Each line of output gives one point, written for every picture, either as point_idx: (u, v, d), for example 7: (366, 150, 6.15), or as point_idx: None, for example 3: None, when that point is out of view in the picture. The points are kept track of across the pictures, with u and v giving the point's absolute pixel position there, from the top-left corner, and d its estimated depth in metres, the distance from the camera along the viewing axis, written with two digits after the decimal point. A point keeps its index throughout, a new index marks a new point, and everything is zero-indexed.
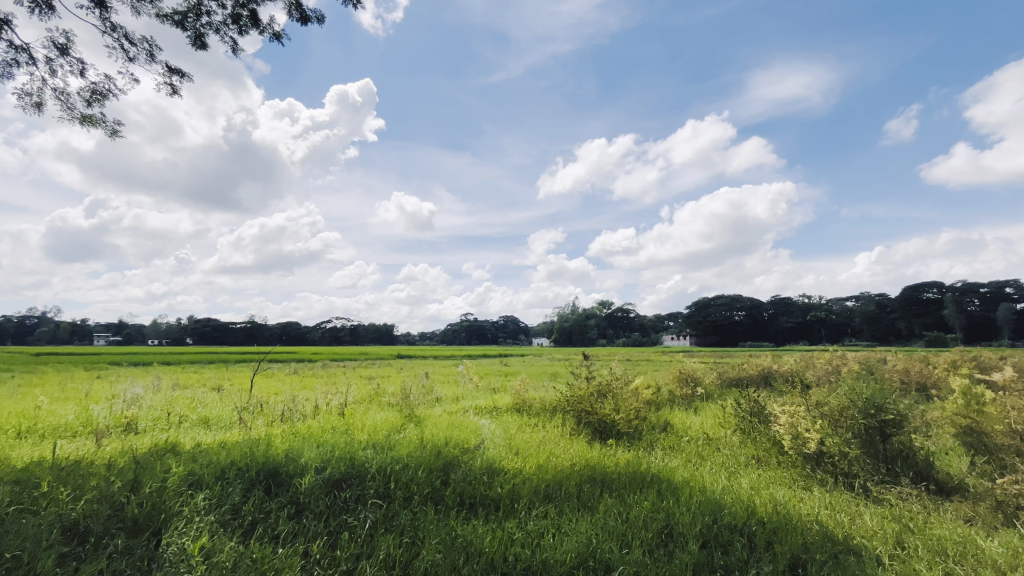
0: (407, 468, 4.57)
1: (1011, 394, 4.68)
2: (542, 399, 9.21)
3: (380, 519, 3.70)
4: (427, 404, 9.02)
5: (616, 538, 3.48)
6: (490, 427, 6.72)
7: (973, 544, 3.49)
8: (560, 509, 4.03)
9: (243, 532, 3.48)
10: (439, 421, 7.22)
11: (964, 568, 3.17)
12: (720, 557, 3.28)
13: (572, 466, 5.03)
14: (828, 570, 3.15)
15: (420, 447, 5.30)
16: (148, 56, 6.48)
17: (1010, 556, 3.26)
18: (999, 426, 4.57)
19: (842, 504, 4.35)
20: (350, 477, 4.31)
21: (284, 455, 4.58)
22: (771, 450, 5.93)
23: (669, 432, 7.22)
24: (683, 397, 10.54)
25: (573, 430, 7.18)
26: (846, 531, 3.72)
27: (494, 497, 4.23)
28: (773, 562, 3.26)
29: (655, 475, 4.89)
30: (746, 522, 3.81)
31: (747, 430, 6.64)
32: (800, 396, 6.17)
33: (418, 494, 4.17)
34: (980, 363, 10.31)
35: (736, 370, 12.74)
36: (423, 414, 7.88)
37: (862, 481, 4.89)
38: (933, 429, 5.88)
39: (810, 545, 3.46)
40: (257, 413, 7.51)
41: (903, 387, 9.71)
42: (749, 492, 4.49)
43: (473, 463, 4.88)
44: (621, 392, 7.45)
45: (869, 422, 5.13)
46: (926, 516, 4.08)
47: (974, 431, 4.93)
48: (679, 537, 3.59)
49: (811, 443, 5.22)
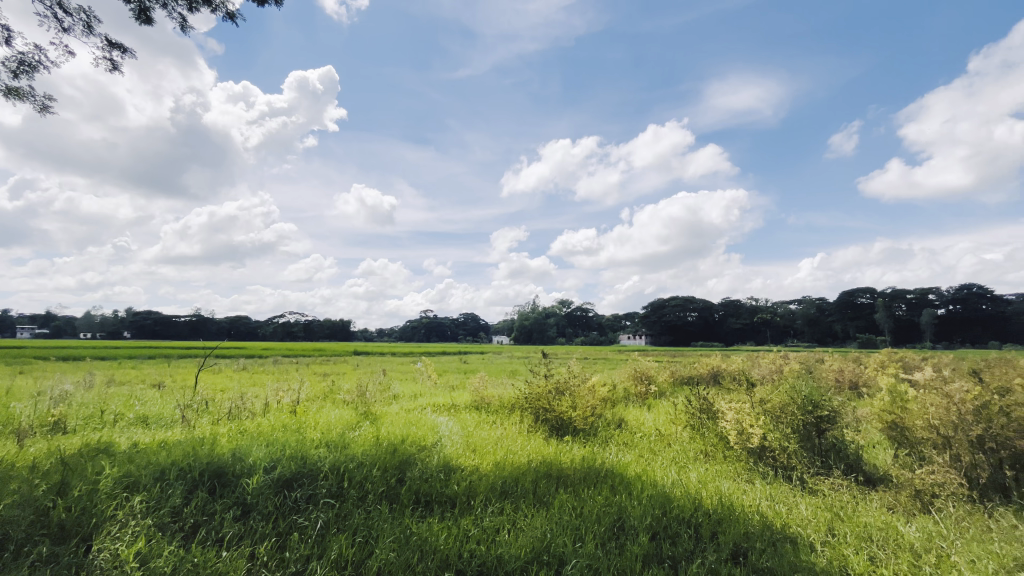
0: (362, 467, 4.48)
1: (929, 391, 5.12)
2: (501, 396, 9.25)
3: (332, 519, 3.62)
4: (384, 401, 8.88)
5: (569, 531, 3.54)
6: (447, 425, 6.68)
7: (893, 530, 3.78)
8: (515, 505, 4.06)
9: (184, 536, 3.31)
10: (396, 419, 7.10)
11: (885, 552, 3.42)
12: (668, 548, 3.41)
13: (529, 463, 5.09)
14: (767, 557, 3.32)
15: (377, 445, 5.21)
16: (86, 28, 6.05)
17: (926, 540, 3.55)
18: (920, 421, 4.99)
19: (781, 495, 4.61)
20: (301, 476, 4.18)
21: (230, 454, 4.39)
22: (718, 446, 6.18)
23: (624, 429, 7.41)
24: (637, 395, 10.88)
25: (531, 426, 7.26)
26: (783, 520, 3.95)
27: (450, 495, 4.21)
28: (717, 551, 3.41)
29: (609, 469, 5.03)
30: (693, 514, 3.97)
31: (696, 426, 6.90)
32: (746, 393, 6.46)
33: (373, 492, 4.09)
34: (905, 363, 11.18)
35: (687, 369, 13.21)
36: (379, 412, 7.72)
37: (799, 473, 5.18)
38: (862, 425, 6.31)
39: (750, 534, 3.64)
40: (202, 411, 7.16)
41: (839, 385, 10.37)
42: (697, 485, 4.69)
43: (430, 460, 4.85)
44: (578, 389, 7.60)
45: (807, 418, 5.49)
46: (854, 505, 4.38)
47: (898, 426, 5.36)
48: (630, 529, 3.69)
49: (754, 438, 5.50)
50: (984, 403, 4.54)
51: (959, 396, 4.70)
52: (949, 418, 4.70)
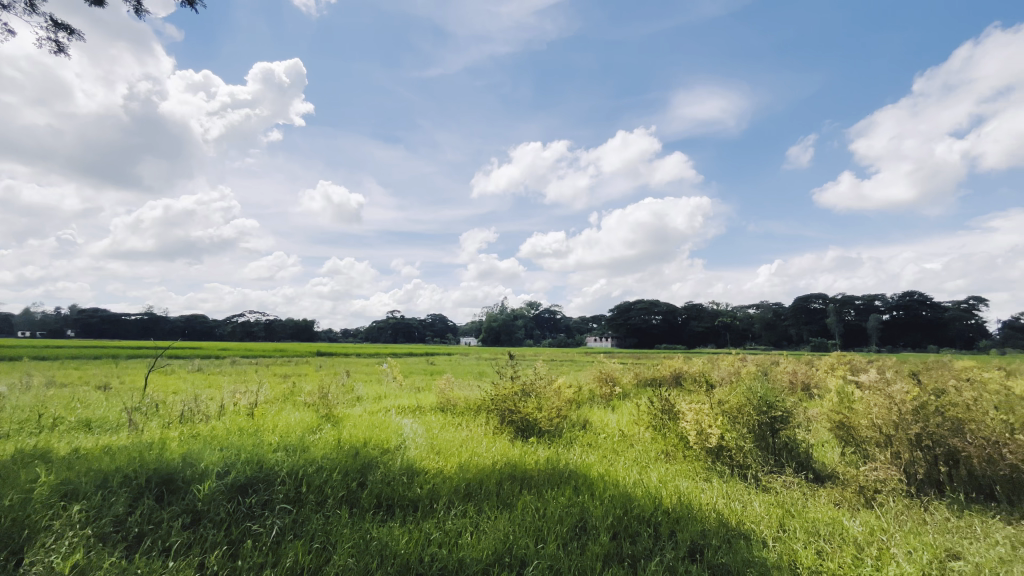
0: (321, 471, 4.37)
1: (872, 392, 5.42)
2: (467, 398, 9.21)
3: (288, 525, 3.50)
4: (347, 403, 8.67)
5: (531, 533, 3.55)
6: (412, 426, 6.59)
7: (839, 524, 3.96)
8: (479, 508, 4.05)
9: (128, 546, 3.14)
10: (359, 421, 6.95)
11: (830, 546, 3.59)
12: (628, 547, 3.47)
13: (494, 465, 5.08)
14: (722, 553, 3.43)
15: (338, 448, 5.08)
16: (28, 6, 5.68)
17: (868, 534, 3.74)
18: (865, 421, 5.28)
19: (737, 493, 4.76)
20: (256, 481, 4.03)
21: (181, 459, 4.20)
22: (678, 445, 6.34)
23: (588, 430, 7.50)
24: (602, 397, 11.05)
25: (496, 428, 7.26)
26: (739, 517, 4.08)
27: (413, 498, 4.16)
28: (675, 548, 3.50)
29: (572, 470, 5.08)
30: (653, 512, 4.06)
31: (658, 427, 7.05)
32: (706, 394, 6.67)
33: (333, 497, 3.99)
34: (852, 365, 11.81)
35: (651, 370, 13.51)
36: (341, 414, 7.56)
37: (754, 471, 5.37)
38: (812, 425, 6.61)
39: (707, 531, 3.75)
40: (151, 414, 6.80)
41: (792, 387, 10.84)
42: (657, 484, 4.80)
43: (393, 463, 4.77)
44: (544, 391, 7.65)
45: (762, 419, 5.72)
46: (804, 501, 4.57)
47: (844, 425, 5.65)
48: (591, 529, 3.73)
49: (713, 438, 5.67)
50: (922, 404, 4.84)
51: (899, 396, 4.99)
52: (891, 418, 4.98)
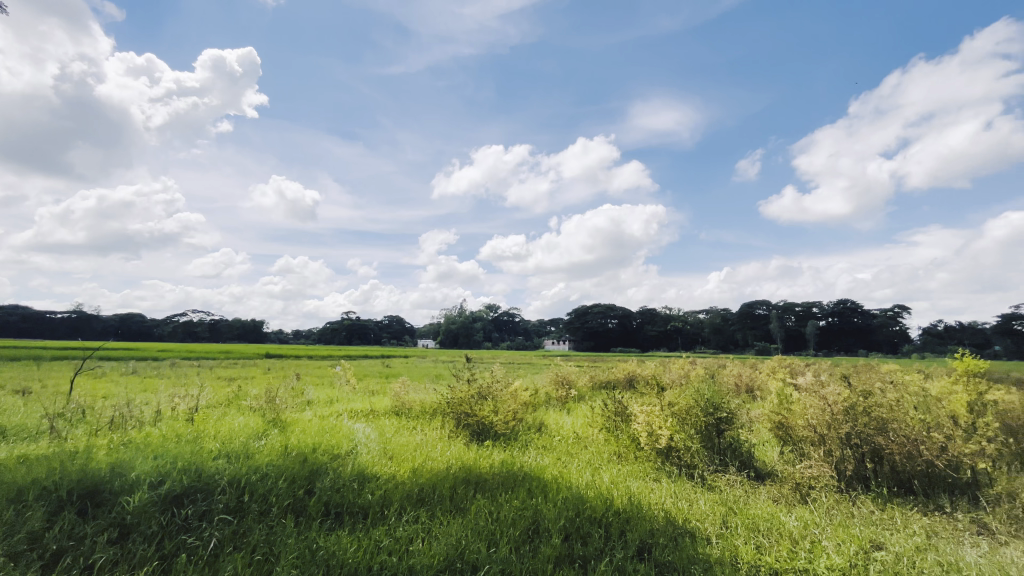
0: (266, 478, 4.19)
1: (808, 394, 5.77)
2: (422, 401, 9.07)
3: (228, 536, 3.34)
4: (297, 408, 8.34)
5: (483, 537, 3.54)
6: (364, 431, 6.43)
7: (776, 520, 4.18)
8: (431, 513, 3.99)
9: (43, 566, 2.89)
10: (309, 426, 6.70)
11: (768, 541, 3.78)
12: (579, 548, 3.51)
13: (449, 469, 5.03)
14: (668, 551, 3.54)
15: (285, 455, 4.88)
16: None
17: (802, 528, 3.96)
18: (801, 421, 5.60)
19: (684, 492, 4.93)
20: (194, 491, 3.82)
21: (109, 468, 3.92)
22: (630, 446, 6.49)
23: (543, 433, 7.56)
24: (558, 399, 11.20)
25: (451, 431, 7.19)
26: (685, 516, 4.22)
27: (364, 505, 4.05)
28: (624, 548, 3.58)
29: (527, 473, 5.11)
30: (604, 513, 4.14)
31: (611, 428, 7.20)
32: (657, 397, 6.88)
33: (278, 506, 3.83)
34: (791, 368, 12.53)
35: (606, 373, 13.79)
36: (290, 418, 7.26)
37: (701, 471, 5.58)
38: (754, 425, 6.94)
39: (655, 530, 3.86)
40: (76, 421, 6.29)
41: (738, 389, 11.35)
42: (609, 485, 4.89)
43: (343, 469, 4.63)
44: (500, 394, 7.66)
45: (708, 420, 5.97)
46: (745, 498, 4.79)
47: (783, 425, 5.98)
48: (544, 532, 3.76)
49: (662, 439, 5.85)
50: (852, 404, 5.19)
51: (831, 398, 5.33)
52: (825, 419, 5.31)
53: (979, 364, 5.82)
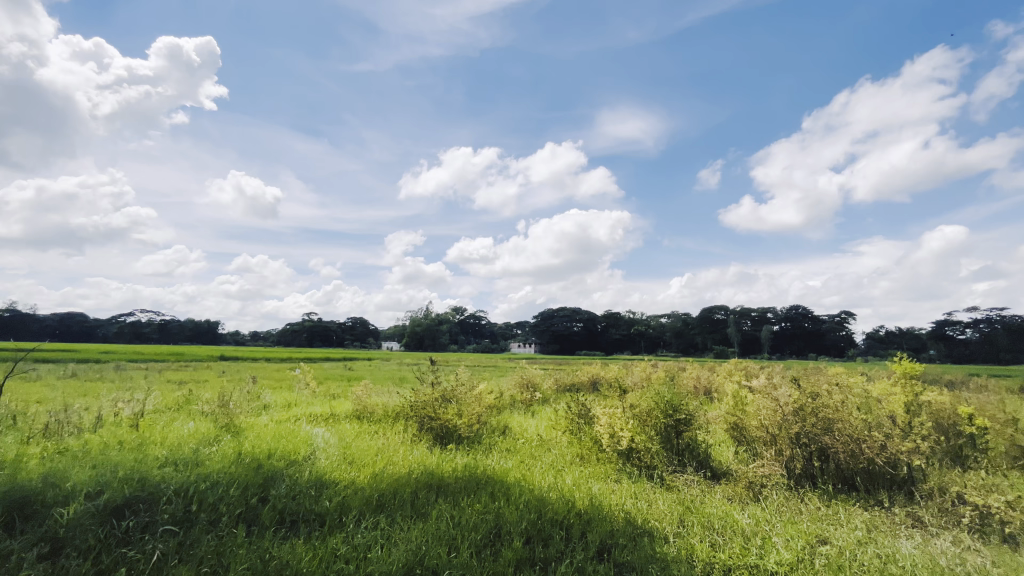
0: (217, 486, 4.01)
1: (762, 395, 6.01)
2: (385, 404, 8.90)
3: (173, 548, 3.17)
4: (252, 412, 8.02)
5: (444, 542, 3.50)
6: (324, 436, 6.25)
7: (730, 518, 4.32)
8: (391, 519, 3.92)
9: None
10: (264, 431, 6.45)
11: (721, 538, 3.90)
12: (540, 551, 3.52)
13: (410, 473, 4.95)
14: (628, 552, 3.60)
15: (238, 461, 4.69)
16: None
17: (754, 525, 4.11)
18: (755, 422, 5.83)
19: (644, 493, 5.03)
20: (137, 501, 3.62)
21: (41, 478, 3.66)
22: (592, 448, 6.57)
23: (507, 435, 7.57)
24: (523, 402, 11.23)
25: (414, 435, 7.09)
26: (644, 516, 4.31)
27: (321, 512, 3.93)
28: (585, 549, 3.62)
29: (490, 476, 5.09)
30: (566, 515, 4.17)
31: (574, 431, 7.27)
32: (619, 399, 7.00)
33: (228, 515, 3.67)
34: (746, 371, 13.03)
35: (571, 376, 13.93)
36: (244, 423, 6.97)
37: (660, 471, 5.72)
38: (711, 426, 7.15)
39: (615, 531, 3.92)
40: (5, 428, 5.83)
41: (697, 391, 11.68)
42: (571, 487, 4.94)
43: (300, 476, 4.48)
44: (465, 397, 7.61)
45: (668, 422, 6.13)
46: (702, 498, 4.93)
47: (738, 425, 6.20)
48: (505, 535, 3.76)
49: (624, 441, 5.96)
50: (802, 404, 5.45)
51: (783, 400, 5.57)
52: (777, 419, 5.55)
53: (915, 367, 6.22)
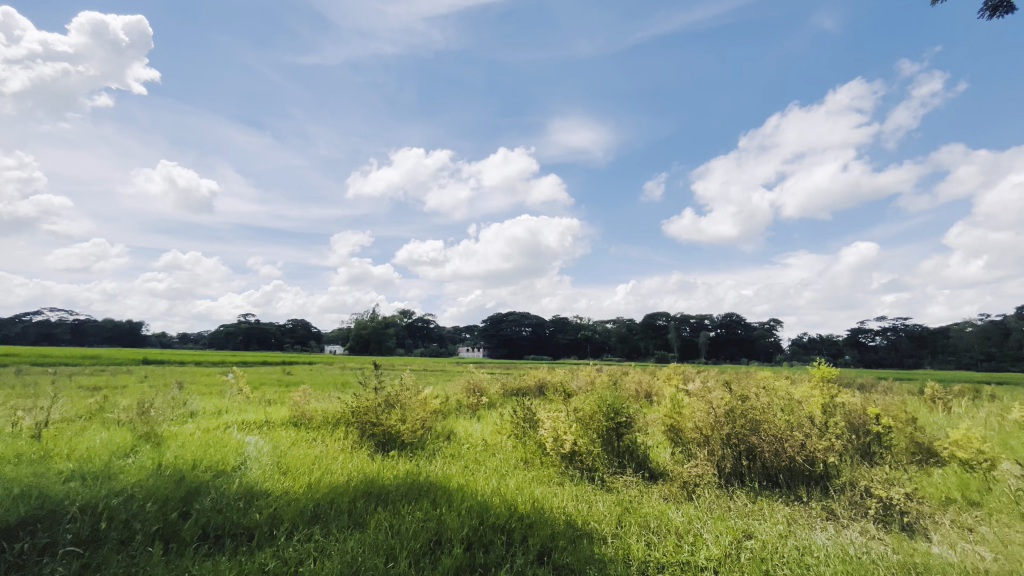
0: (130, 501, 3.69)
1: (697, 398, 6.32)
2: (324, 410, 8.56)
3: (75, 571, 2.87)
4: (177, 420, 7.46)
5: (381, 551, 3.40)
6: (257, 443, 5.92)
7: (665, 517, 4.48)
8: (326, 530, 3.77)
9: None
10: (189, 440, 6.03)
11: (656, 537, 4.04)
12: (480, 557, 3.50)
13: (349, 482, 4.78)
14: (567, 554, 3.65)
15: (157, 474, 4.34)
16: None
17: (687, 523, 4.29)
18: (689, 423, 6.11)
19: (584, 495, 5.14)
20: (34, 521, 3.27)
21: None
22: (536, 452, 6.63)
23: (452, 441, 7.49)
24: (469, 407, 11.15)
25: (355, 442, 6.87)
26: (584, 517, 4.40)
27: (249, 525, 3.71)
28: (525, 553, 3.63)
29: (432, 483, 5.01)
30: (508, 520, 4.18)
31: (519, 434, 7.31)
32: (563, 403, 7.13)
33: (142, 533, 3.38)
34: (684, 375, 13.63)
35: (518, 380, 14.00)
36: (167, 432, 6.47)
37: (601, 473, 5.86)
38: (650, 428, 7.41)
39: (555, 534, 3.97)
40: None
41: (638, 395, 12.09)
42: (514, 491, 4.95)
43: (228, 487, 4.22)
44: (409, 402, 7.47)
45: (610, 424, 6.30)
46: (639, 498, 5.09)
47: (675, 427, 6.46)
48: (446, 542, 3.71)
49: (567, 444, 6.06)
50: (732, 407, 5.78)
51: (716, 403, 5.88)
52: (709, 421, 5.85)
53: (832, 370, 6.75)
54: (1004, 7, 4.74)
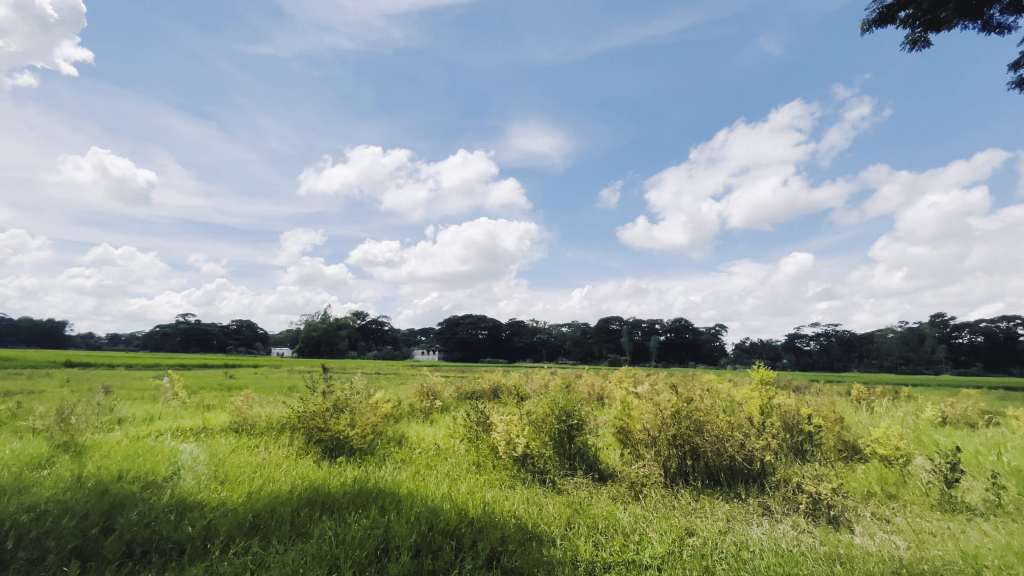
0: (42, 518, 3.38)
1: (645, 401, 6.51)
2: (268, 415, 8.18)
3: None
4: (102, 428, 6.92)
5: (324, 562, 3.28)
6: (192, 451, 5.58)
7: (613, 517, 4.58)
8: (266, 542, 3.60)
9: None
10: (116, 449, 5.60)
11: (604, 537, 4.13)
12: (429, 563, 3.45)
13: (292, 490, 4.59)
14: (516, 557, 3.66)
15: (76, 487, 4.00)
16: None
17: (634, 522, 4.41)
18: (638, 425, 6.28)
19: (535, 497, 5.17)
20: None
21: None
22: (489, 455, 6.61)
23: (403, 446, 7.35)
24: (422, 411, 10.98)
25: (300, 449, 6.60)
26: (535, 520, 4.42)
27: (180, 539, 3.48)
28: (474, 558, 3.61)
29: (381, 489, 4.90)
30: (458, 525, 4.14)
31: (472, 438, 7.26)
32: (517, 406, 7.15)
33: (55, 551, 3.10)
34: (634, 378, 14.04)
35: (472, 384, 13.92)
36: (90, 441, 5.99)
37: (552, 475, 5.93)
38: (601, 430, 7.55)
39: (505, 538, 3.97)
40: None
41: (590, 398, 12.32)
42: (465, 496, 4.91)
43: (158, 499, 3.95)
44: (359, 406, 7.26)
45: (562, 427, 6.38)
46: (588, 499, 5.17)
47: (624, 429, 6.62)
48: (393, 550, 3.63)
49: (519, 447, 6.08)
50: (679, 409, 5.99)
51: (664, 405, 6.08)
52: (657, 422, 6.03)
53: (770, 373, 7.10)
54: (922, 41, 5.18)
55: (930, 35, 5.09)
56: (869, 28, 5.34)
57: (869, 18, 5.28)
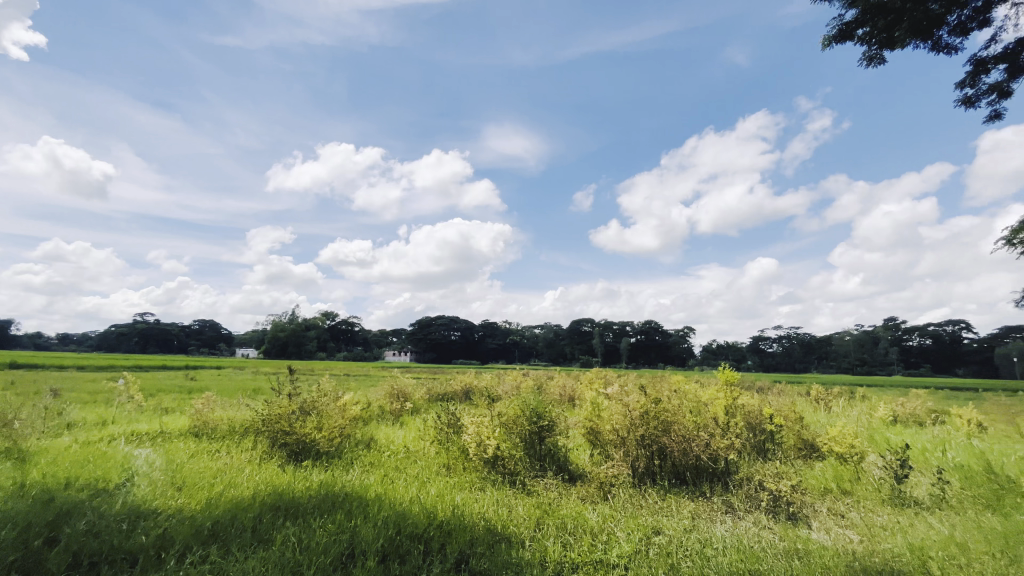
0: None
1: (614, 402, 6.60)
2: (231, 418, 7.91)
3: None
4: (50, 433, 6.55)
5: (286, 569, 3.19)
6: (147, 457, 5.34)
7: (582, 517, 4.62)
8: (225, 549, 3.48)
9: None
10: (64, 455, 5.31)
11: (572, 537, 4.16)
12: (396, 567, 3.41)
13: (254, 495, 4.45)
14: (484, 560, 3.65)
15: (19, 495, 3.77)
16: None
17: (602, 522, 4.46)
18: (607, 426, 6.36)
19: (505, 499, 5.16)
20: None
21: None
22: (459, 458, 6.56)
23: (372, 448, 7.23)
24: (392, 413, 10.83)
25: (264, 453, 6.41)
26: (504, 522, 4.42)
27: (133, 549, 3.33)
28: (441, 562, 3.58)
29: (348, 493, 4.80)
30: (426, 528, 4.10)
31: (442, 440, 7.20)
32: (487, 407, 7.13)
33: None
34: (605, 378, 14.20)
35: (444, 385, 13.81)
36: (36, 447, 5.66)
37: (522, 477, 5.94)
38: (571, 431, 7.61)
39: (473, 540, 3.95)
40: None
41: (561, 399, 12.41)
42: (434, 499, 4.86)
43: (108, 507, 3.76)
44: (327, 409, 7.10)
45: (532, 428, 6.39)
46: (557, 500, 5.20)
47: (594, 429, 6.70)
48: (359, 555, 3.57)
49: (489, 448, 6.06)
50: (647, 410, 6.09)
51: (633, 406, 6.17)
52: (626, 423, 6.12)
53: (735, 375, 7.28)
54: (877, 58, 5.43)
55: (885, 52, 5.34)
56: (830, 43, 5.57)
57: (829, 34, 5.51)
